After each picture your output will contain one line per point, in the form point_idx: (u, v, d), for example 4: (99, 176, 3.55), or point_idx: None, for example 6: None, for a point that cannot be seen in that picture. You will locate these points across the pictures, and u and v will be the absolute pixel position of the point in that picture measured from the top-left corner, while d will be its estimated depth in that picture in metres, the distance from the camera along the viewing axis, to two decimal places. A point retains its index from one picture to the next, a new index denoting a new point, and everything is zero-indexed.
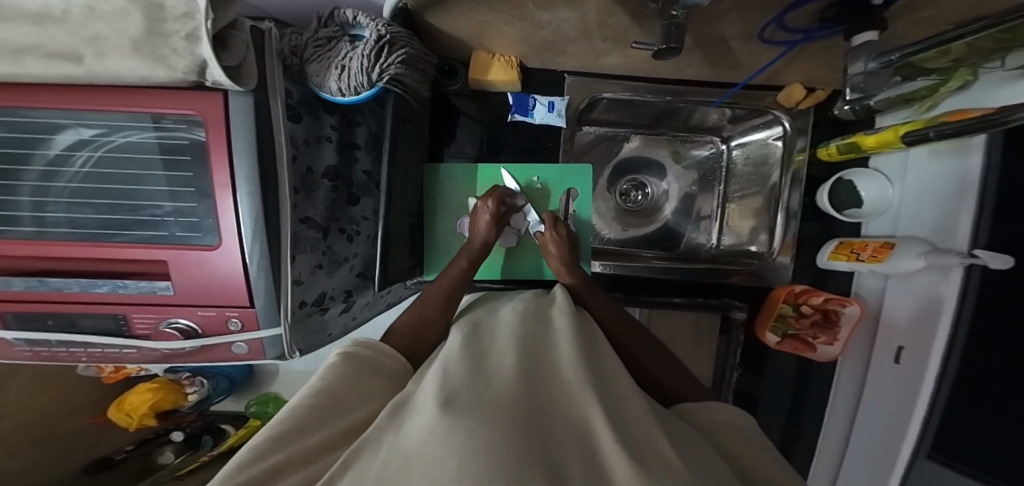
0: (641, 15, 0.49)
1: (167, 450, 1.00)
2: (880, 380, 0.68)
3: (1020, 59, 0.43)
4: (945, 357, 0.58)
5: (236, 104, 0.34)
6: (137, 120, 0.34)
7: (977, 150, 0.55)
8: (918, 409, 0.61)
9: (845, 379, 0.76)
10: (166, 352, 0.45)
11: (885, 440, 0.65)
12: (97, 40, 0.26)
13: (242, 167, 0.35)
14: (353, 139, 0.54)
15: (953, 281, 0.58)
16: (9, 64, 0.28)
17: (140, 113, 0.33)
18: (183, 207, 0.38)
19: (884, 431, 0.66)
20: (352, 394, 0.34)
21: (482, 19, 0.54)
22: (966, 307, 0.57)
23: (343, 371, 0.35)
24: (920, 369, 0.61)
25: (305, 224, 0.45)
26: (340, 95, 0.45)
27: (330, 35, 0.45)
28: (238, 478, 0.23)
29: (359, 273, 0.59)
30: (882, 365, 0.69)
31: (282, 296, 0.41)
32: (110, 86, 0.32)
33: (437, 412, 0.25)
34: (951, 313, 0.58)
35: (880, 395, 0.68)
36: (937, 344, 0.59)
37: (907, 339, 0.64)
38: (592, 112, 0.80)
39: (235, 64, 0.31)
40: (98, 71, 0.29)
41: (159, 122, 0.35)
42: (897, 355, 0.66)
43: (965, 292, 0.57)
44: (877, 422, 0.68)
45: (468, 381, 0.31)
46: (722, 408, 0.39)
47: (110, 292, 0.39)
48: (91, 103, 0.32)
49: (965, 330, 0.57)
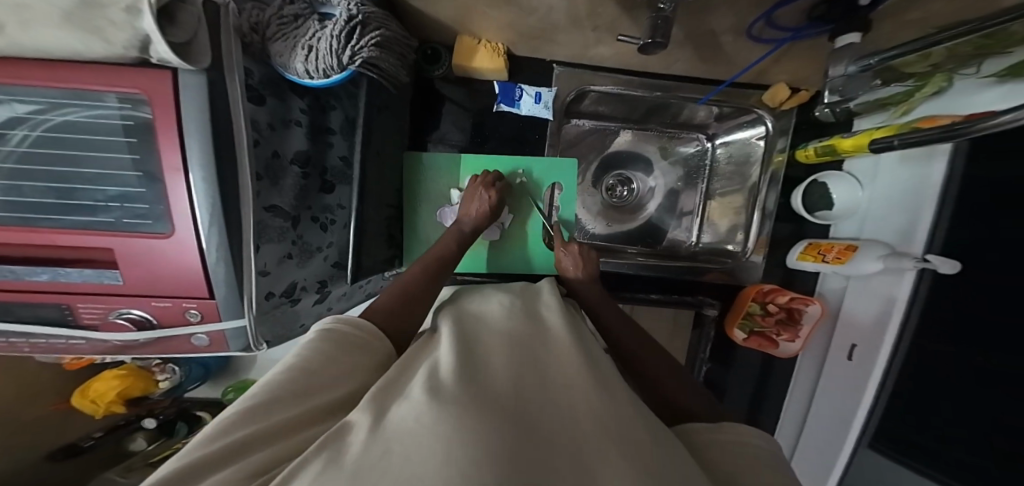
0: (631, 6, 0.47)
1: (139, 437, 0.99)
2: (834, 373, 0.71)
3: (994, 66, 0.43)
4: (892, 355, 0.61)
5: (187, 84, 0.31)
6: (73, 97, 0.31)
7: (942, 156, 0.56)
8: (865, 398, 0.64)
9: (803, 371, 0.79)
10: (118, 343, 0.43)
11: (841, 429, 0.68)
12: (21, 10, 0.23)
13: (195, 149, 0.32)
14: (326, 123, 0.51)
15: (904, 283, 0.60)
16: None
17: (74, 89, 0.30)
18: (130, 193, 0.36)
19: (839, 420, 0.69)
20: (330, 373, 0.32)
21: (464, 2, 0.51)
22: (916, 309, 0.59)
23: (327, 349, 0.33)
24: (870, 365, 0.64)
25: (271, 212, 0.43)
26: (308, 77, 0.43)
27: (296, 12, 0.42)
28: (213, 447, 0.21)
29: (334, 263, 0.57)
30: (835, 364, 0.72)
31: (245, 287, 0.39)
32: (38, 60, 0.29)
33: (424, 402, 0.25)
34: (900, 317, 0.60)
35: (834, 389, 0.71)
36: (886, 343, 0.62)
37: (860, 338, 0.67)
38: (580, 105, 0.78)
39: (186, 41, 0.28)
40: (21, 42, 0.26)
41: (91, 99, 0.32)
42: (849, 352, 0.69)
43: (916, 294, 0.59)
44: (831, 411, 0.71)
45: (455, 371, 0.31)
46: (729, 427, 0.36)
47: (50, 280, 0.37)
48: (11, 76, 0.29)
49: (911, 329, 0.60)
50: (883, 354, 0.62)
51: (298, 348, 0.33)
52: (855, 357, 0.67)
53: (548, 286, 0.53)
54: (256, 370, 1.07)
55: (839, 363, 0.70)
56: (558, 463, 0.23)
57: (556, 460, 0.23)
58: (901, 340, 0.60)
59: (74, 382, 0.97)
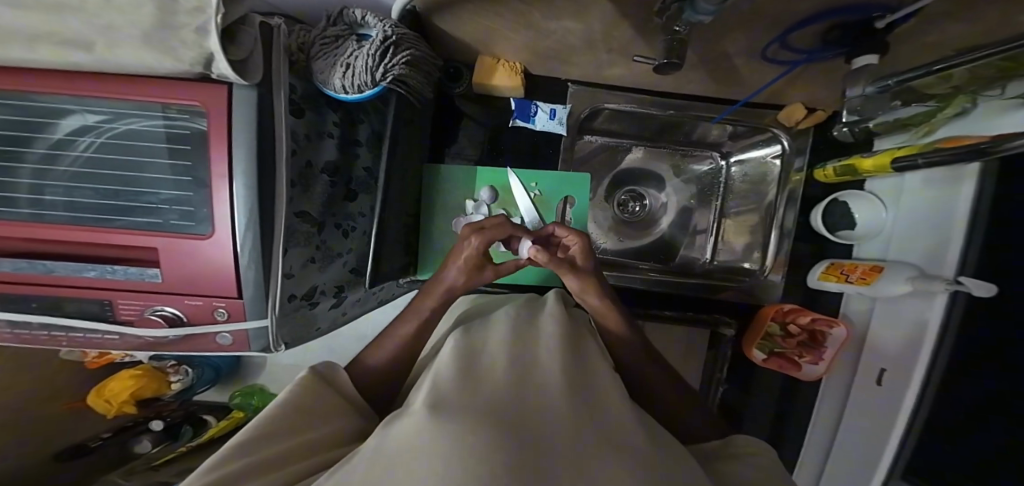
0: (647, 30, 0.49)
1: (144, 439, 0.94)
2: (863, 399, 0.69)
3: (1018, 89, 0.43)
4: (926, 383, 0.59)
5: (240, 98, 0.35)
6: (144, 108, 0.36)
7: (970, 179, 0.55)
8: (895, 432, 0.61)
9: (828, 396, 0.77)
10: (150, 339, 0.45)
11: (868, 462, 0.65)
12: (109, 31, 0.28)
13: (240, 157, 0.35)
14: (354, 136, 0.55)
15: (936, 308, 0.58)
16: (24, 48, 0.29)
17: (147, 102, 0.35)
18: (180, 196, 0.39)
19: (867, 451, 0.66)
20: (313, 412, 0.34)
21: (488, 26, 0.54)
22: (950, 336, 0.57)
23: (312, 387, 0.37)
24: (900, 393, 0.61)
25: (300, 218, 0.45)
26: (344, 92, 0.46)
27: (338, 33, 0.47)
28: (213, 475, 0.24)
29: (352, 269, 0.59)
30: (863, 389, 0.70)
31: (271, 288, 0.41)
32: (117, 76, 0.34)
33: (423, 415, 0.25)
34: (932, 343, 0.58)
35: (861, 416, 0.69)
36: (915, 373, 0.60)
37: (889, 362, 0.65)
38: (593, 122, 0.80)
39: (241, 59, 0.32)
40: (108, 60, 0.30)
41: (159, 111, 0.36)
42: (878, 377, 0.67)
43: (948, 322, 0.57)
44: (859, 441, 0.68)
45: (456, 386, 0.31)
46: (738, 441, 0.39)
47: (98, 276, 0.40)
48: (97, 90, 0.34)
49: (944, 361, 0.57)
50: (916, 381, 0.60)
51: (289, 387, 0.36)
52: (885, 381, 0.65)
53: (552, 298, 0.54)
54: (265, 376, 1.08)
55: (869, 389, 0.68)
56: (560, 462, 0.23)
57: (558, 459, 0.23)
58: (935, 368, 0.58)
59: (92, 382, 0.99)
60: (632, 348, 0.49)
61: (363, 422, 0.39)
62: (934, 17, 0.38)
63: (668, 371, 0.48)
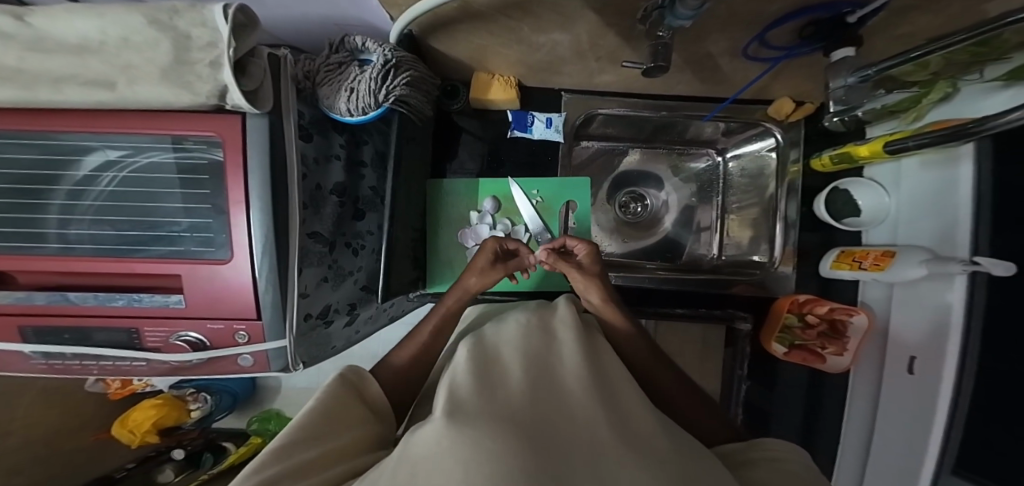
0: (630, 37, 0.51)
1: (167, 468, 0.91)
2: (897, 389, 0.62)
3: (996, 72, 0.46)
4: (959, 372, 0.52)
5: (253, 126, 0.37)
6: (162, 141, 0.39)
7: (966, 159, 0.54)
8: (935, 434, 0.54)
9: (859, 391, 0.69)
10: (174, 364, 0.47)
11: (910, 464, 0.56)
12: (148, 73, 0.32)
13: (255, 182, 0.37)
14: (359, 156, 0.58)
15: (957, 291, 0.54)
16: (73, 95, 0.33)
17: (166, 135, 0.38)
18: (199, 223, 0.42)
19: (903, 451, 0.58)
20: (342, 420, 0.35)
21: (481, 43, 0.57)
22: (978, 320, 0.52)
23: (341, 391, 0.38)
24: (934, 383, 0.55)
25: (312, 238, 0.48)
26: (348, 115, 0.49)
27: (340, 60, 0.49)
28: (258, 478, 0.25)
29: (363, 287, 0.61)
30: (895, 378, 0.63)
31: (289, 308, 0.42)
32: (146, 115, 0.37)
33: (442, 422, 0.26)
34: (960, 326, 0.53)
35: (897, 413, 0.61)
36: (949, 361, 0.54)
37: (919, 349, 0.59)
38: (589, 128, 0.83)
39: (253, 89, 0.35)
40: (134, 98, 0.33)
41: (180, 143, 0.39)
42: (910, 366, 0.60)
43: (972, 298, 0.52)
44: (895, 441, 0.60)
45: (472, 393, 0.32)
46: (762, 444, 0.38)
47: (125, 305, 0.42)
48: (120, 127, 0.38)
49: (978, 339, 0.51)
50: (949, 369, 0.53)
51: (320, 389, 0.38)
52: (917, 370, 0.58)
53: (563, 301, 0.54)
54: (280, 399, 1.09)
55: (901, 380, 0.61)
56: (580, 469, 0.23)
57: (578, 467, 0.23)
58: (969, 346, 0.52)
59: (116, 412, 1.01)
60: (643, 348, 0.50)
61: (383, 428, 0.40)
62: (903, 9, 0.40)
63: (685, 377, 0.49)
